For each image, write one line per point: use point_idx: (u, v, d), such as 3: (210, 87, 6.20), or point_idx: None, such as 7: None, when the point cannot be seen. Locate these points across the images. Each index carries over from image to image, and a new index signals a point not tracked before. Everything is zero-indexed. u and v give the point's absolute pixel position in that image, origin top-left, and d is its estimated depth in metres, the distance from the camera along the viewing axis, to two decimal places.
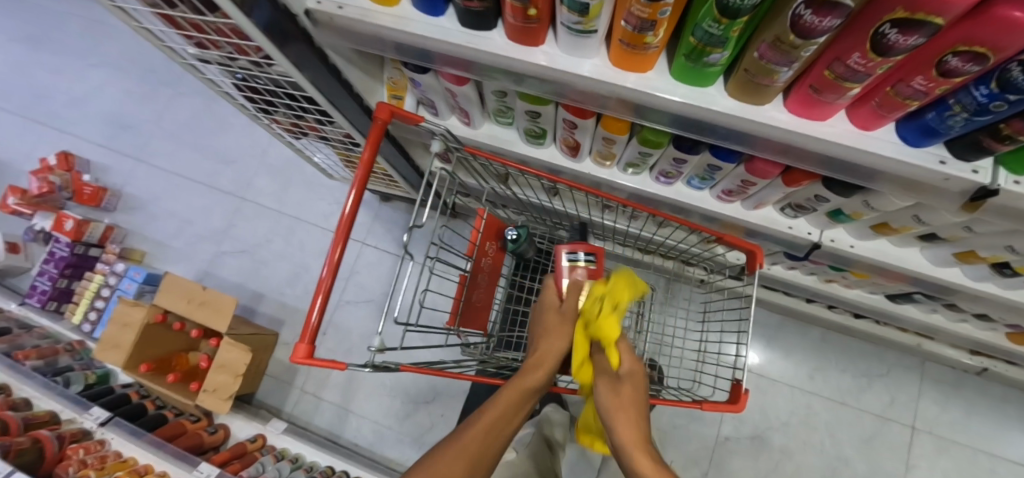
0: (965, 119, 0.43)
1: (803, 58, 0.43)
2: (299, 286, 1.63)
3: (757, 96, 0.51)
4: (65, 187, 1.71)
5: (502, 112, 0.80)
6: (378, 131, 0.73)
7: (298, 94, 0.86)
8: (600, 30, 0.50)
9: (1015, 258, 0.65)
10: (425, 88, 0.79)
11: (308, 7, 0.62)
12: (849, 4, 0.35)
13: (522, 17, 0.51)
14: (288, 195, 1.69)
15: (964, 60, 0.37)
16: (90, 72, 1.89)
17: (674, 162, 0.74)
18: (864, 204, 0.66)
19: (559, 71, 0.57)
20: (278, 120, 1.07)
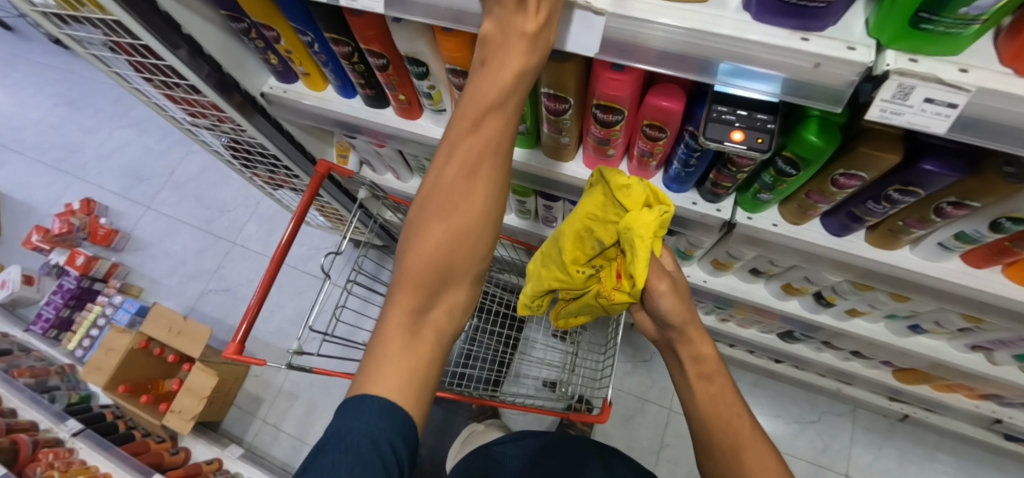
0: (685, 170, 0.62)
1: (566, 127, 0.62)
2: (273, 322, 1.80)
3: (561, 154, 0.71)
4: (83, 228, 1.92)
5: (422, 169, 1.02)
6: (316, 182, 0.94)
7: (268, 154, 1.09)
8: (448, 109, 0.73)
9: (821, 288, 0.81)
10: (361, 150, 1.01)
11: (263, 90, 0.86)
12: (564, 95, 0.56)
13: (397, 101, 0.74)
14: (273, 239, 1.91)
15: (655, 130, 0.56)
16: (116, 131, 2.15)
17: (546, 207, 0.96)
18: (688, 242, 0.83)
19: (431, 139, 0.78)
20: (258, 175, 1.31)
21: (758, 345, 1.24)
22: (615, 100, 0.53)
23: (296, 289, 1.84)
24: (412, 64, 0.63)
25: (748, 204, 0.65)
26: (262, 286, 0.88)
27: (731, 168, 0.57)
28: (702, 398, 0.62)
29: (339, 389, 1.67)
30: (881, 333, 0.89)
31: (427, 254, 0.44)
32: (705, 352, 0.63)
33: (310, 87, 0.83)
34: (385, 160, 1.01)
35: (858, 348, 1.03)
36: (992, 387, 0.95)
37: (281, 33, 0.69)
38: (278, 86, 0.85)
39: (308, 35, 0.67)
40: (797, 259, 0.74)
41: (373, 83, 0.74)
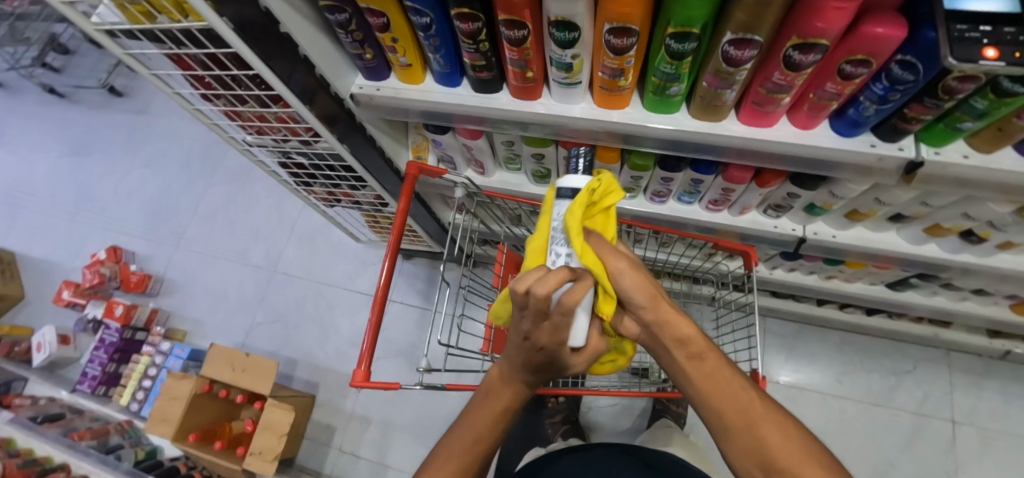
0: (875, 108, 0.57)
1: (739, 80, 0.57)
2: (330, 346, 1.71)
3: (714, 113, 0.66)
4: (114, 277, 1.82)
5: (511, 159, 0.96)
6: (409, 186, 0.86)
7: (338, 166, 1.01)
8: (583, 80, 0.66)
9: (976, 224, 0.77)
10: (445, 146, 0.94)
11: (352, 91, 0.79)
12: (758, 38, 0.50)
13: (522, 79, 0.67)
14: (316, 261, 1.83)
15: (855, 66, 0.51)
16: (131, 173, 2.05)
17: (661, 180, 0.90)
18: (829, 193, 0.80)
19: (560, 117, 0.72)
20: (315, 192, 1.24)
21: (863, 299, 1.21)
22: (821, 40, 0.48)
23: (349, 308, 1.75)
24: (556, 31, 0.56)
25: (936, 134, 0.60)
26: (376, 305, 0.80)
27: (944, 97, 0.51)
28: (699, 381, 0.56)
29: (413, 405, 1.60)
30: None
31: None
32: (690, 333, 0.56)
33: (406, 80, 0.76)
34: (472, 154, 0.94)
35: (991, 286, 0.98)
36: None
37: (390, 18, 0.62)
38: (368, 85, 0.79)
39: (425, 16, 0.60)
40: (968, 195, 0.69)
41: (491, 64, 0.67)
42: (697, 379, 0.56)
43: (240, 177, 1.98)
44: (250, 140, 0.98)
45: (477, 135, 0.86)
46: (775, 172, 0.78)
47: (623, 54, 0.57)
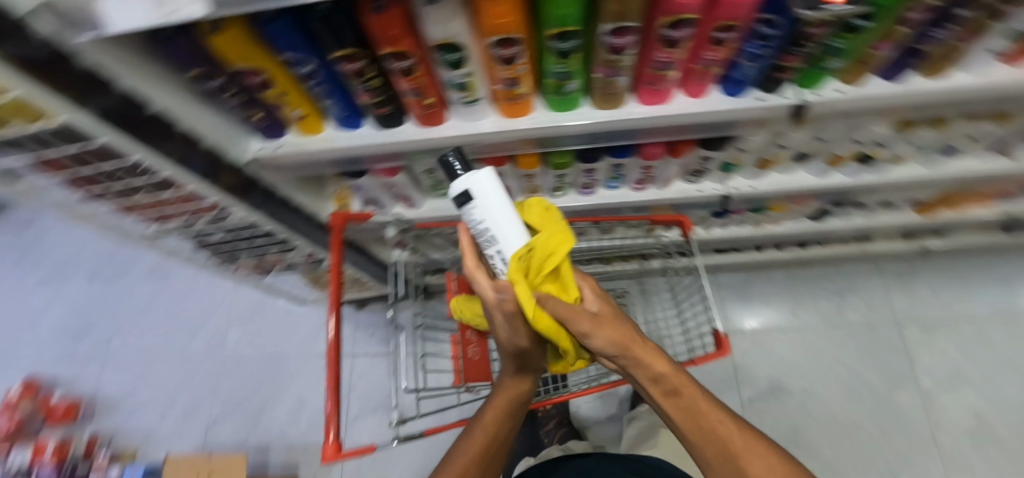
0: (824, 66, 0.48)
1: (629, 66, 0.47)
2: (305, 421, 1.50)
3: (612, 104, 0.53)
4: (35, 415, 1.50)
5: (438, 185, 0.74)
6: (338, 238, 0.68)
7: (259, 232, 0.82)
8: (484, 95, 0.53)
9: (982, 145, 0.68)
10: (368, 189, 0.75)
11: (252, 155, 0.62)
12: (690, 15, 0.40)
13: (419, 105, 0.54)
14: (267, 335, 1.61)
15: (818, 27, 0.42)
16: (29, 293, 1.74)
17: (585, 173, 0.68)
18: (819, 142, 0.63)
19: (487, 139, 0.58)
20: (244, 266, 1.04)
21: (842, 256, 1.11)
22: (747, 8, 0.39)
23: (318, 375, 1.55)
24: (445, 51, 0.46)
25: (931, 67, 0.50)
26: (330, 366, 0.62)
27: (946, 29, 0.44)
28: (677, 421, 0.49)
29: (411, 457, 1.44)
30: None
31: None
32: (663, 370, 0.48)
33: (305, 131, 0.61)
34: (397, 191, 0.74)
35: (1002, 198, 0.89)
36: None
37: (270, 71, 0.49)
38: (268, 144, 0.62)
39: (310, 63, 0.48)
40: (975, 119, 0.61)
41: (387, 96, 0.53)
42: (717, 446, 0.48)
43: (163, 269, 1.72)
44: (153, 231, 0.79)
45: (395, 170, 0.68)
46: (686, 139, 0.60)
47: (516, 61, 0.46)
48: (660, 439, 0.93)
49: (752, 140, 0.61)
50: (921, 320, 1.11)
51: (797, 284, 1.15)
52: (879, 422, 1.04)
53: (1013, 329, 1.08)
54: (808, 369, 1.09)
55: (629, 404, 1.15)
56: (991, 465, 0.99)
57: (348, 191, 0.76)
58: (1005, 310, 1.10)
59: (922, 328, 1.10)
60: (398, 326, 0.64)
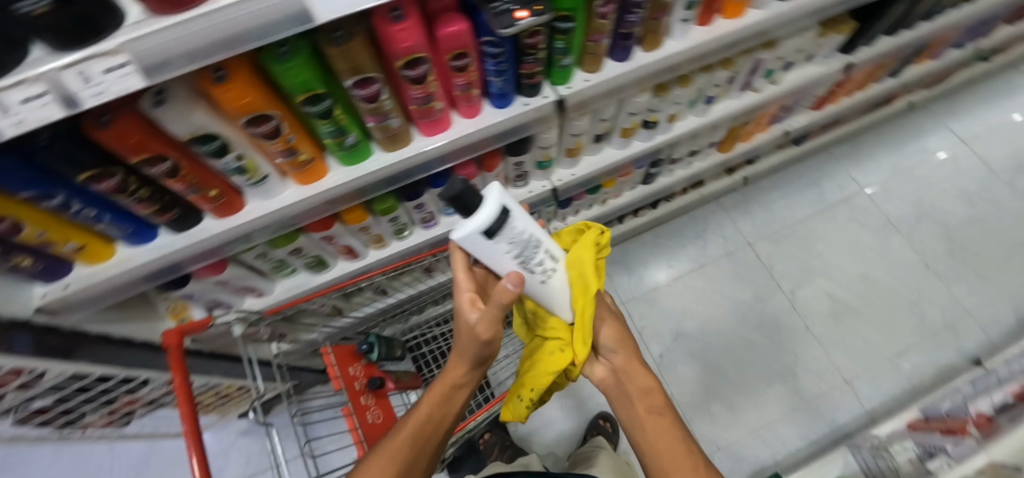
0: (563, 64, 0.55)
1: (394, 108, 0.50)
2: None
3: (400, 143, 0.56)
4: None
5: (280, 267, 0.71)
6: (177, 357, 0.61)
7: (89, 384, 0.70)
8: (270, 172, 0.53)
9: (732, 91, 0.83)
10: (201, 294, 0.68)
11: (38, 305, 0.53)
12: (415, 53, 0.44)
13: (205, 200, 0.51)
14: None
15: (532, 37, 0.48)
16: None
17: (416, 209, 0.70)
18: (604, 122, 0.72)
19: (299, 212, 0.57)
20: (92, 424, 0.83)
21: (690, 204, 1.25)
22: (462, 34, 0.45)
23: None
24: (202, 143, 0.45)
25: (646, 42, 0.59)
26: None
27: (637, 12, 0.53)
28: (651, 432, 0.51)
29: None
30: (789, 88, 0.88)
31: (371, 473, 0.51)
32: (651, 383, 0.56)
33: (91, 261, 0.54)
34: (236, 285, 0.70)
35: (778, 120, 1.07)
36: (855, 99, 1.14)
37: (19, 216, 0.43)
38: (54, 287, 0.54)
39: (58, 196, 0.43)
40: (712, 74, 0.74)
41: (168, 202, 0.50)
42: (654, 438, 0.51)
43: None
44: None
45: (221, 265, 0.64)
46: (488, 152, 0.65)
47: (279, 131, 0.47)
48: (600, 460, 0.90)
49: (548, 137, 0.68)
50: (767, 235, 1.29)
51: (664, 240, 1.28)
52: (765, 330, 1.18)
53: (830, 218, 1.31)
54: (697, 308, 1.21)
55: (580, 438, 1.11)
56: (854, 331, 1.18)
57: (184, 305, 0.70)
58: (820, 204, 1.32)
59: (768, 241, 1.28)
60: (266, 423, 0.60)
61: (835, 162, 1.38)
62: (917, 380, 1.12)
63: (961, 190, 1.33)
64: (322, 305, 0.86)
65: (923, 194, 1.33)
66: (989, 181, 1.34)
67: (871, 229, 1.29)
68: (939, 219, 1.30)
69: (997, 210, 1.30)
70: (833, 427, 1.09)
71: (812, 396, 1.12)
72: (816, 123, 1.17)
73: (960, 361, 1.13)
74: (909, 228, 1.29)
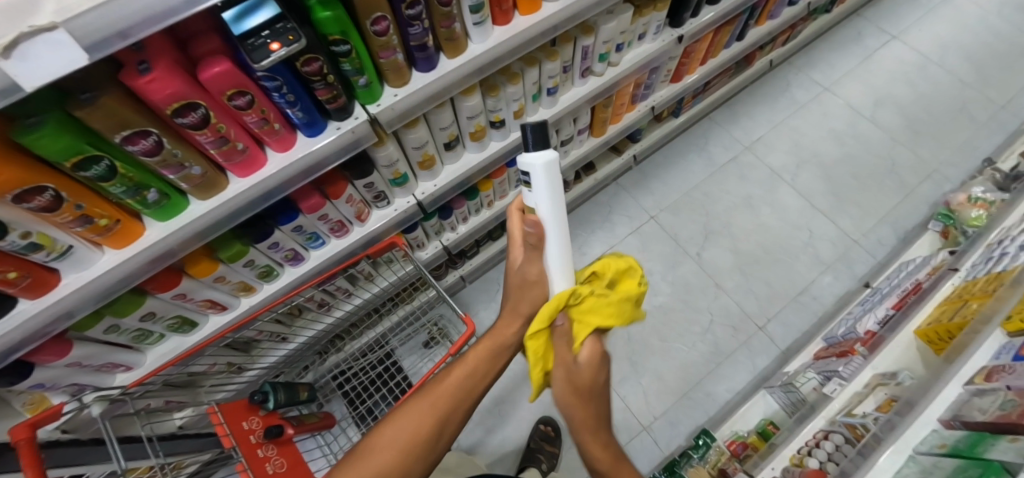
0: (361, 83, 0.57)
1: (186, 155, 0.50)
2: None
3: (211, 188, 0.56)
4: None
5: (141, 335, 0.69)
6: (28, 453, 0.56)
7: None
8: (73, 243, 0.51)
9: (572, 79, 0.88)
10: (55, 382, 0.64)
11: None
12: (183, 101, 0.44)
13: (6, 283, 0.47)
14: None
15: (310, 64, 0.50)
16: None
17: (271, 249, 0.70)
18: (445, 130, 0.74)
19: (127, 276, 0.56)
20: None
21: (587, 191, 1.30)
22: (232, 74, 0.46)
23: None
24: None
25: (448, 49, 0.62)
26: None
27: (417, 24, 0.55)
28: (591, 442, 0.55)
29: None
30: (629, 67, 0.94)
31: (411, 423, 0.52)
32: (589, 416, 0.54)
33: None
34: (93, 364, 0.66)
35: (643, 97, 1.14)
36: (711, 66, 1.22)
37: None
38: None
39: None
40: (541, 67, 0.78)
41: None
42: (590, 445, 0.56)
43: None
44: None
45: (65, 346, 0.60)
46: (328, 178, 0.66)
47: (62, 199, 0.46)
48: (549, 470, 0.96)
49: (389, 154, 0.69)
50: (667, 206, 1.35)
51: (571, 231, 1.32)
52: (678, 295, 1.24)
53: (721, 179, 1.39)
54: None
55: (521, 460, 1.10)
56: (758, 279, 1.24)
57: (44, 395, 0.66)
58: (710, 168, 1.40)
59: (669, 211, 1.34)
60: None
61: (717, 127, 1.47)
62: (821, 312, 1.20)
63: (829, 132, 1.45)
64: (212, 364, 0.82)
65: (798, 141, 1.43)
66: (852, 119, 1.46)
67: (759, 182, 1.38)
68: (816, 161, 1.40)
69: (863, 145, 1.42)
70: (755, 373, 1.14)
71: (732, 349, 1.17)
72: (683, 95, 1.25)
73: (855, 287, 1.22)
74: (792, 175, 1.38)
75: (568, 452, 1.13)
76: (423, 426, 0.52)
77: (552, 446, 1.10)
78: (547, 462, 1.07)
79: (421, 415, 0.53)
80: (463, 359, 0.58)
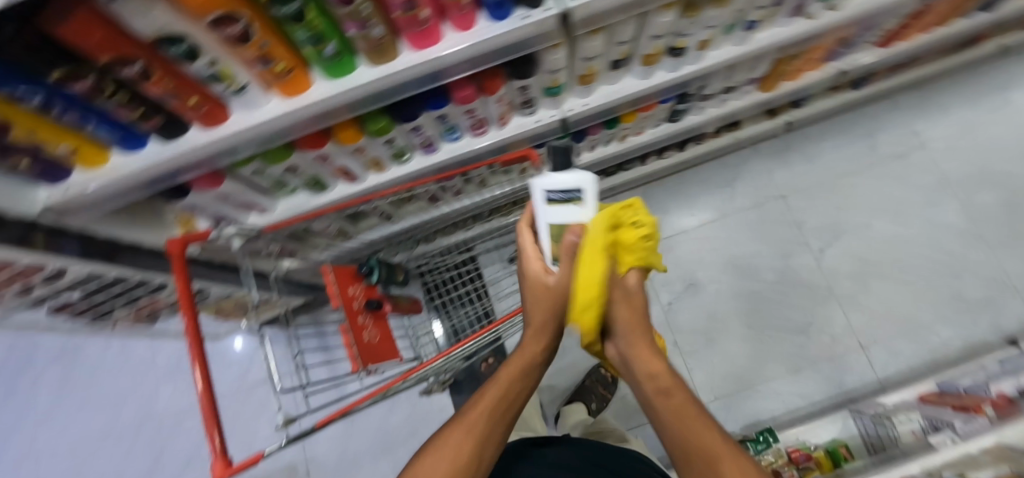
0: None
1: (372, 14, 0.45)
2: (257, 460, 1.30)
3: (383, 55, 0.51)
4: None
5: (278, 184, 0.71)
6: (180, 268, 0.63)
7: (108, 284, 0.74)
8: (250, 82, 0.50)
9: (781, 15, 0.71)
10: (202, 208, 0.69)
11: (42, 206, 0.55)
12: None
13: (186, 108, 0.49)
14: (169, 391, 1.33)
15: None
16: None
17: (412, 132, 0.67)
18: (619, 45, 0.64)
19: (284, 129, 0.55)
20: (122, 316, 0.88)
21: (719, 149, 1.16)
22: None
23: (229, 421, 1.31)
24: (170, 44, 0.41)
25: None
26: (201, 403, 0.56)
27: None
28: (672, 407, 0.39)
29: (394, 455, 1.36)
30: (855, 14, 0.74)
31: (460, 439, 0.42)
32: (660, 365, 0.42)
33: (87, 165, 0.54)
34: (235, 200, 0.69)
35: (834, 56, 0.93)
36: (936, 35, 0.96)
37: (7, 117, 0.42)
38: (54, 190, 0.55)
39: (43, 96, 0.42)
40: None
41: (146, 106, 0.49)
42: (671, 416, 0.39)
43: (11, 356, 1.36)
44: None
45: (218, 179, 0.63)
46: (488, 73, 0.60)
47: (250, 33, 0.43)
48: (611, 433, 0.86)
49: (556, 59, 0.61)
50: (802, 189, 1.19)
51: (686, 186, 1.21)
52: (779, 287, 1.14)
53: (876, 175, 1.18)
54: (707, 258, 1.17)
55: (571, 395, 1.13)
56: (878, 296, 1.11)
57: (189, 217, 0.71)
58: (868, 158, 1.19)
59: (802, 195, 1.18)
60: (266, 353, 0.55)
61: (897, 112, 1.22)
62: (942, 353, 1.06)
63: None
64: (327, 226, 0.85)
65: (993, 153, 1.17)
66: None
67: (923, 190, 1.16)
68: (1007, 183, 1.15)
69: None
70: (837, 389, 1.06)
71: (821, 358, 1.09)
72: (881, 66, 1.01)
73: (995, 339, 1.05)
74: (970, 192, 1.15)
75: (617, 400, 1.15)
76: (466, 453, 0.42)
77: (605, 391, 1.12)
78: (597, 404, 1.09)
79: (463, 440, 0.42)
80: (512, 360, 0.50)
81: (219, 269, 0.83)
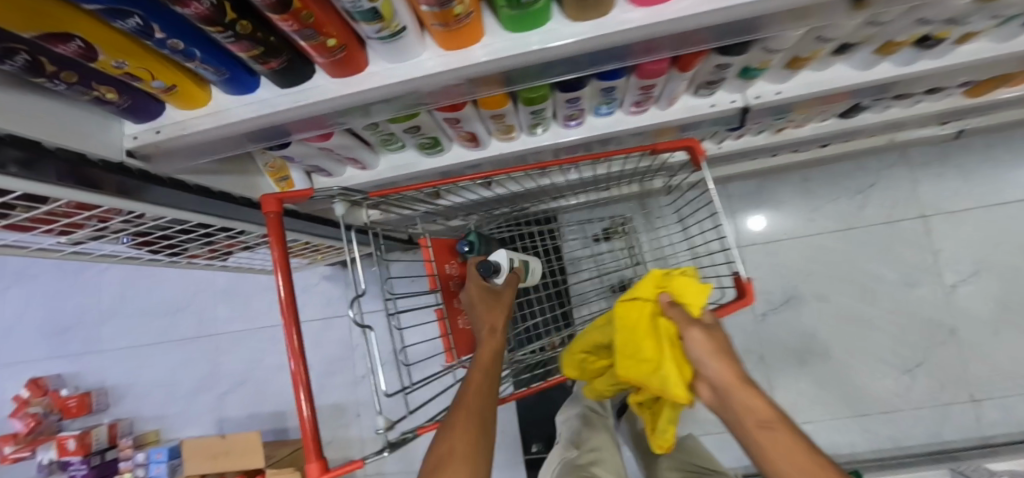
0: None
1: None
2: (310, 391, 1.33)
3: (594, 8, 0.36)
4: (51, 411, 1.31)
5: (388, 141, 0.59)
6: (277, 232, 0.54)
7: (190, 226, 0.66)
8: (409, 25, 0.36)
9: None
10: (301, 159, 0.58)
11: (129, 147, 0.45)
12: None
13: (320, 51, 0.36)
14: (230, 312, 1.33)
15: None
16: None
17: (567, 103, 0.53)
18: (872, 25, 0.47)
19: (433, 91, 0.42)
20: (196, 253, 0.81)
21: (866, 150, 0.98)
22: None
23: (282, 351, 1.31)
24: None
25: None
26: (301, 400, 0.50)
27: None
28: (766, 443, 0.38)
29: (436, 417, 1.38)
30: None
31: (460, 439, 0.44)
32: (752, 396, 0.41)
33: (185, 105, 0.43)
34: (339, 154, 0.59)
35: None
36: None
37: (85, 34, 0.31)
38: (144, 129, 0.45)
39: (132, 15, 0.30)
40: None
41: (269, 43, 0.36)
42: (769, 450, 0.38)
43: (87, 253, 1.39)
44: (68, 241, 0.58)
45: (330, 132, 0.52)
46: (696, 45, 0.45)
47: None
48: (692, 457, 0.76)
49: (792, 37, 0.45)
50: (950, 210, 1.02)
51: (812, 185, 1.05)
52: (893, 318, 1.01)
53: None
54: (817, 272, 1.04)
55: None
56: (1008, 349, 0.98)
57: (281, 163, 0.61)
58: None
59: (947, 218, 1.02)
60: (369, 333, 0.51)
61: None
62: None
63: None
64: None
65: None
66: None
67: None
68: None
69: None
70: (931, 437, 0.98)
71: (921, 402, 0.99)
72: None
73: None
74: None
75: None
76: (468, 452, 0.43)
77: None
78: None
79: (466, 438, 0.44)
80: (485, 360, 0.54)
81: (303, 220, 0.74)
